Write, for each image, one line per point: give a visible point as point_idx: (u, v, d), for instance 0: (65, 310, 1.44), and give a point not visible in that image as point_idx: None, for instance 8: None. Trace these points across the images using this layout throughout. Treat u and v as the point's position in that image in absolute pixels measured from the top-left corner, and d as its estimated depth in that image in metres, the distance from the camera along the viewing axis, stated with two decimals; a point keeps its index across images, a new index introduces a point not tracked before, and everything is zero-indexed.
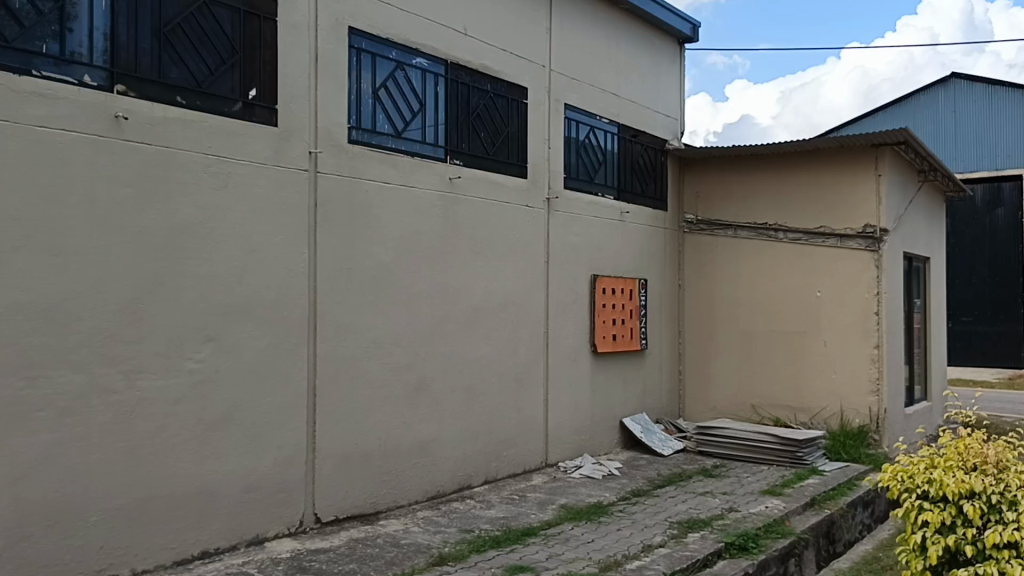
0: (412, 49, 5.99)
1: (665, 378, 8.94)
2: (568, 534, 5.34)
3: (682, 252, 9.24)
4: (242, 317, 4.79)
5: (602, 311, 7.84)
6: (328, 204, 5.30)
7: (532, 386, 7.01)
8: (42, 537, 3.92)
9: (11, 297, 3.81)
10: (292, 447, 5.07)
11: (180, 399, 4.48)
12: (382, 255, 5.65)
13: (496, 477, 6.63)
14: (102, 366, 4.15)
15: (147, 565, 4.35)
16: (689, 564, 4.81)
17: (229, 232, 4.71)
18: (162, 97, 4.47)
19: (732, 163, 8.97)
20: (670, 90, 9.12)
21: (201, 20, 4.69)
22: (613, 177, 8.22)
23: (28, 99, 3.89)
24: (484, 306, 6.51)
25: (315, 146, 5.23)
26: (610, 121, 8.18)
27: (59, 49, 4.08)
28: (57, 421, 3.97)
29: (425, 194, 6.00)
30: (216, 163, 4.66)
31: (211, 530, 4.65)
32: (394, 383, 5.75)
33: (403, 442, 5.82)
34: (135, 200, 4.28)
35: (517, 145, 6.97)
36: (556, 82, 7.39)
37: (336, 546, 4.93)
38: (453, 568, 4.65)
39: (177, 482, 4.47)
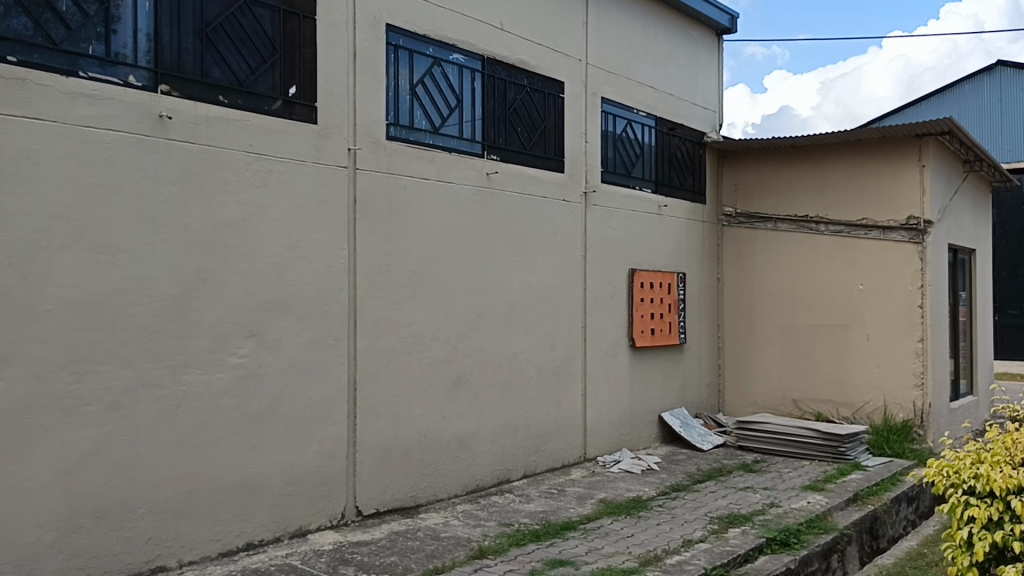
0: (449, 45, 6.01)
1: (704, 373, 8.88)
2: (608, 529, 5.33)
3: (721, 246, 9.16)
4: (284, 312, 4.85)
5: (641, 305, 7.80)
6: (367, 201, 5.34)
7: (571, 381, 7.01)
8: (92, 529, 4.02)
9: (61, 294, 3.90)
10: (333, 441, 5.13)
11: (225, 393, 4.56)
12: (420, 250, 5.68)
13: (534, 471, 6.64)
14: (149, 361, 4.23)
15: (194, 556, 4.43)
16: (730, 559, 4.78)
17: (271, 229, 4.78)
18: (203, 96, 4.54)
19: (771, 156, 8.88)
20: (708, 83, 9.05)
21: (242, 19, 4.75)
22: (650, 170, 8.18)
23: (74, 100, 3.97)
24: (522, 301, 6.52)
25: (353, 143, 5.28)
26: (647, 114, 8.15)
27: (104, 50, 4.15)
28: (106, 415, 4.07)
29: (463, 189, 6.02)
30: (257, 161, 4.72)
31: (256, 522, 4.72)
32: (433, 378, 5.79)
33: (443, 436, 5.86)
34: (180, 198, 4.36)
35: (555, 140, 6.97)
36: (594, 76, 7.37)
37: (377, 539, 4.98)
38: (493, 561, 4.67)
39: (222, 475, 4.55)
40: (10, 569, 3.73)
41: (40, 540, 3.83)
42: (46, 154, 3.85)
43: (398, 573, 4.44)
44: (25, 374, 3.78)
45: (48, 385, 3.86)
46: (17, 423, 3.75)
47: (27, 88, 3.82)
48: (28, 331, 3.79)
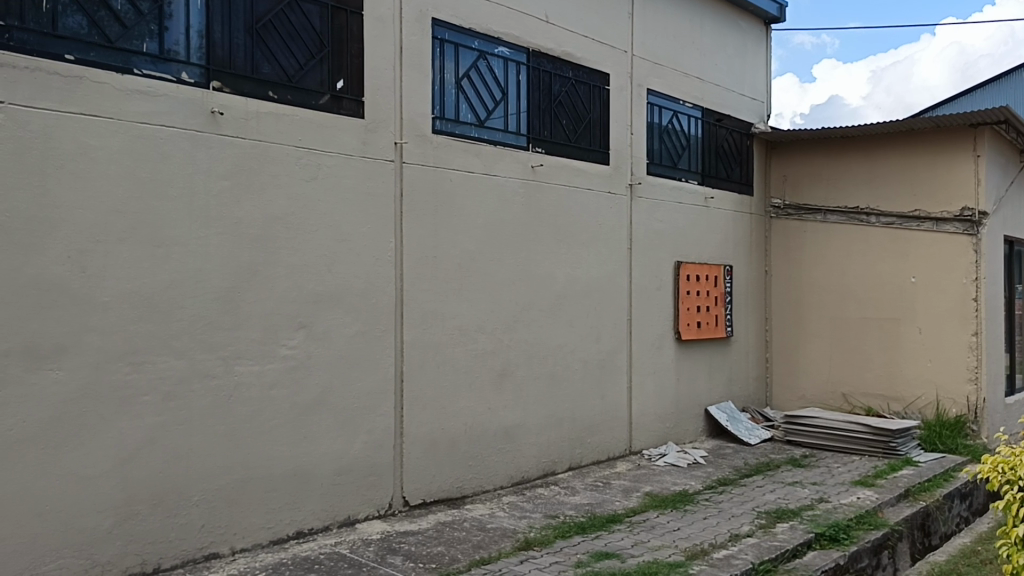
0: (494, 38, 6.02)
1: (752, 366, 8.79)
2: (653, 522, 5.32)
3: (769, 238, 9.05)
4: (332, 304, 4.92)
5: (687, 298, 7.75)
6: (413, 194, 5.38)
7: (616, 373, 7.00)
8: (148, 515, 4.12)
9: (118, 286, 4.00)
10: (381, 432, 5.19)
11: (276, 384, 4.64)
12: (465, 242, 5.71)
13: (580, 464, 6.65)
14: (203, 352, 4.33)
15: (246, 543, 4.53)
16: (777, 554, 4.74)
17: (320, 222, 4.85)
18: (254, 92, 4.61)
19: (821, 146, 8.74)
20: (756, 73, 8.94)
21: (290, 15, 4.82)
22: (697, 162, 8.11)
23: (130, 97, 4.07)
24: (567, 293, 6.52)
25: (400, 137, 5.32)
26: (693, 105, 8.08)
27: (157, 48, 4.24)
28: (161, 404, 4.17)
29: (508, 182, 6.03)
30: (307, 155, 4.79)
31: (306, 511, 4.81)
32: (479, 370, 5.82)
33: (489, 428, 5.89)
34: (232, 192, 4.44)
35: (600, 132, 6.95)
36: (640, 67, 7.33)
37: (424, 529, 5.04)
38: (539, 552, 4.69)
39: (273, 464, 4.64)
40: (70, 554, 3.85)
41: (99, 526, 3.95)
42: (103, 150, 3.95)
43: (444, 562, 4.48)
44: (84, 365, 3.89)
45: (106, 375, 3.96)
46: (76, 411, 3.86)
47: (85, 86, 3.91)
48: (87, 322, 3.90)
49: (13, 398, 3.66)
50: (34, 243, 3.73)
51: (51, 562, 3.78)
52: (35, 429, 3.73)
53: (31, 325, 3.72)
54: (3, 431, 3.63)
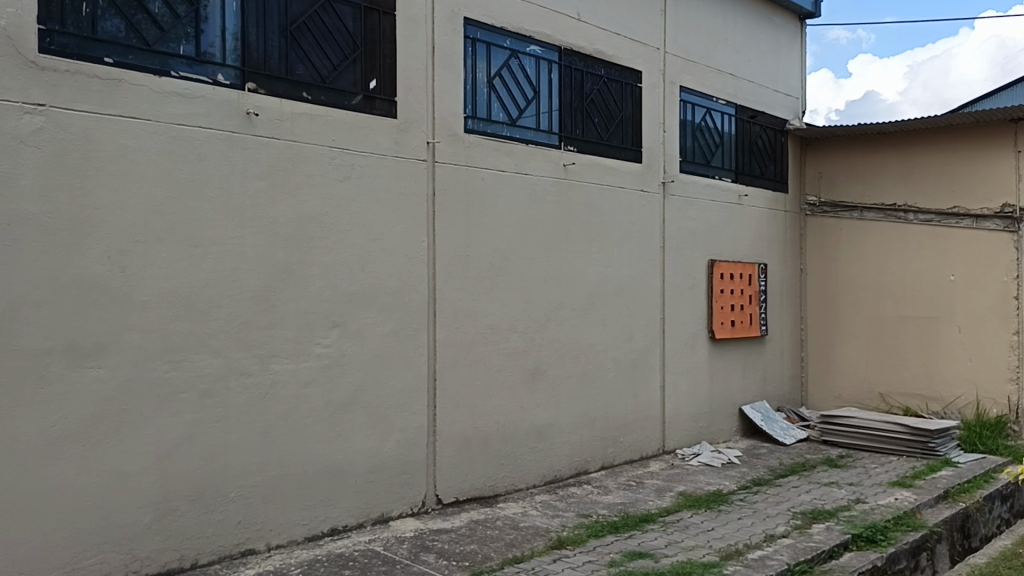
0: (526, 37, 6.02)
1: (787, 366, 8.70)
2: (687, 522, 5.29)
3: (804, 236, 8.95)
4: (366, 303, 4.95)
5: (721, 296, 7.69)
6: (445, 193, 5.40)
7: (649, 372, 6.97)
8: (186, 511, 4.18)
9: (157, 286, 4.06)
10: (414, 430, 5.22)
11: (310, 382, 4.68)
12: (497, 241, 5.72)
13: (613, 463, 6.63)
14: (239, 351, 4.38)
15: (281, 540, 4.58)
16: (814, 555, 4.69)
17: (353, 222, 4.88)
18: (288, 93, 4.66)
19: (857, 143, 8.63)
20: (791, 69, 8.84)
21: (324, 17, 4.86)
22: (730, 159, 8.04)
23: (168, 99, 4.13)
24: (599, 292, 6.50)
25: (432, 137, 5.34)
26: (727, 102, 8.01)
27: (194, 50, 4.30)
28: (199, 402, 4.22)
29: (540, 180, 6.03)
30: (340, 155, 4.83)
31: (340, 508, 4.84)
32: (511, 369, 5.82)
33: (521, 426, 5.89)
34: (267, 192, 4.49)
35: (632, 130, 6.92)
36: (673, 64, 7.29)
37: (457, 527, 5.05)
38: (572, 551, 4.68)
39: (308, 461, 4.68)
40: (110, 549, 3.92)
41: (138, 522, 4.01)
42: (142, 152, 4.01)
43: (478, 560, 4.49)
44: (123, 363, 3.95)
45: (145, 373, 4.03)
46: (115, 409, 3.92)
47: (124, 88, 3.97)
48: (127, 321, 3.97)
49: (55, 396, 3.73)
50: (75, 243, 3.79)
51: (92, 556, 3.85)
52: (77, 426, 3.80)
53: (72, 324, 3.79)
54: (45, 428, 3.70)
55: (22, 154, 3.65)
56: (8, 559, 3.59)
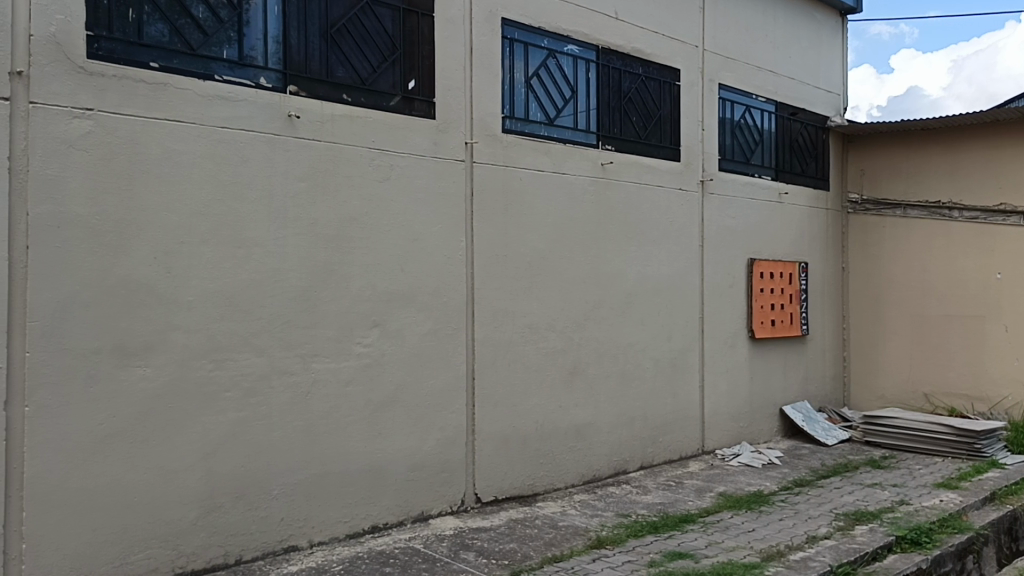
0: (564, 36, 6.03)
1: (829, 366, 8.58)
2: (728, 523, 5.25)
3: (846, 234, 8.79)
4: (405, 303, 4.99)
5: (761, 295, 7.62)
6: (483, 193, 5.42)
7: (689, 372, 6.93)
8: (231, 507, 4.26)
9: (202, 286, 4.13)
10: (453, 429, 5.25)
11: (351, 381, 4.73)
12: (536, 241, 5.73)
13: (652, 463, 6.61)
14: (282, 350, 4.44)
15: (323, 537, 4.64)
16: (857, 557, 4.63)
17: (392, 222, 4.92)
18: (329, 95, 4.72)
19: (900, 139, 8.49)
20: (833, 66, 8.73)
21: (364, 19, 4.91)
22: (771, 157, 7.96)
23: (212, 102, 4.20)
24: (638, 291, 6.48)
25: (471, 137, 5.37)
26: (767, 99, 7.93)
27: (236, 54, 4.36)
28: (243, 401, 4.29)
29: (578, 180, 6.03)
30: (380, 156, 4.88)
31: (381, 506, 4.89)
32: (549, 368, 5.83)
33: (560, 426, 5.90)
34: (309, 193, 4.55)
35: (671, 128, 6.89)
36: (712, 62, 7.24)
37: (497, 525, 5.08)
38: (611, 551, 4.67)
39: (349, 459, 4.74)
40: (158, 544, 4.00)
41: (184, 518, 4.09)
42: (187, 155, 4.09)
43: (517, 559, 4.51)
44: (169, 362, 4.03)
45: (190, 372, 4.10)
46: (161, 406, 4.00)
47: (169, 92, 4.05)
48: (173, 321, 4.04)
49: (104, 395, 3.82)
50: (122, 245, 3.88)
51: (140, 552, 3.94)
52: (124, 424, 3.88)
53: (120, 324, 3.87)
54: (94, 425, 3.79)
55: (71, 158, 3.73)
56: (59, 553, 3.68)
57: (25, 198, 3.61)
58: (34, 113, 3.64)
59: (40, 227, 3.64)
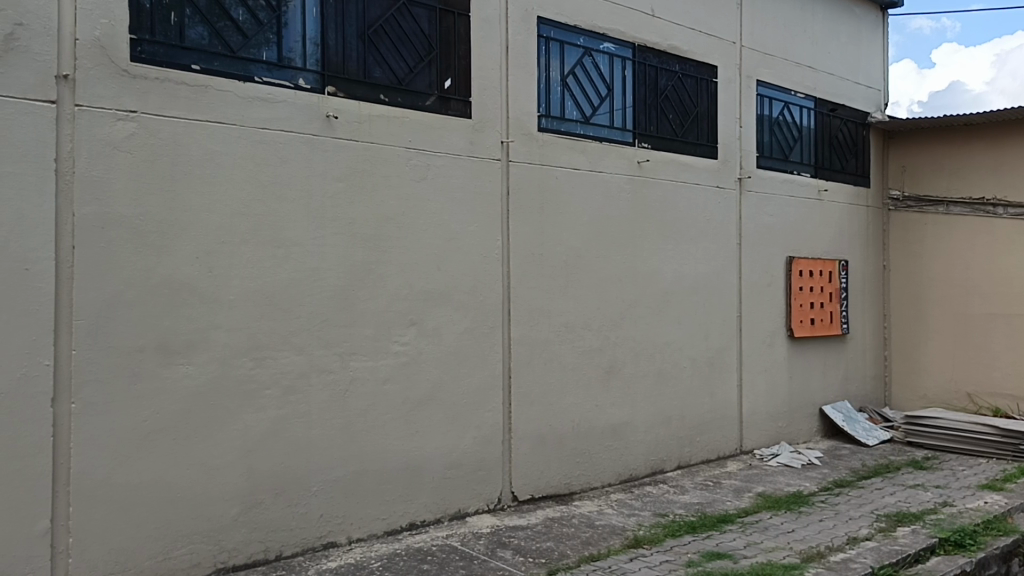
0: (599, 34, 6.02)
1: (869, 365, 8.46)
2: (767, 523, 5.20)
3: (887, 232, 8.67)
4: (442, 302, 5.01)
5: (800, 293, 7.54)
6: (519, 192, 5.43)
7: (726, 371, 6.87)
8: (271, 504, 4.31)
9: (242, 286, 4.19)
10: (490, 427, 5.26)
11: (388, 379, 4.77)
12: (572, 239, 5.72)
13: (690, 462, 6.57)
14: (320, 349, 4.49)
15: (362, 533, 4.68)
16: (899, 558, 4.56)
17: (429, 222, 4.95)
18: (367, 96, 4.75)
19: (943, 135, 8.35)
20: (873, 60, 8.61)
21: (401, 20, 4.94)
22: (809, 154, 7.88)
23: (252, 103, 4.25)
24: (674, 290, 6.44)
25: (507, 136, 5.37)
26: (806, 96, 7.85)
27: (276, 56, 4.42)
28: (283, 398, 4.34)
29: (615, 178, 6.01)
30: (416, 155, 4.90)
31: (418, 504, 4.92)
32: (586, 367, 5.82)
33: (596, 425, 5.89)
34: (347, 193, 4.59)
35: (708, 125, 6.84)
36: (750, 58, 7.17)
37: (533, 524, 5.08)
38: (649, 551, 4.66)
39: (387, 457, 4.77)
40: (200, 539, 4.07)
41: (225, 514, 4.15)
42: (228, 156, 4.14)
43: (554, 557, 4.51)
44: (211, 360, 4.09)
45: (232, 370, 4.16)
46: (204, 404, 4.07)
47: (210, 94, 4.10)
48: (215, 320, 4.10)
49: (148, 392, 3.89)
50: (165, 245, 3.94)
51: (183, 547, 4.00)
52: (166, 421, 3.94)
53: (163, 323, 3.94)
54: (138, 423, 3.86)
55: (115, 160, 3.80)
56: (104, 548, 3.75)
57: (70, 199, 3.68)
58: (79, 115, 3.71)
59: (85, 228, 3.71)
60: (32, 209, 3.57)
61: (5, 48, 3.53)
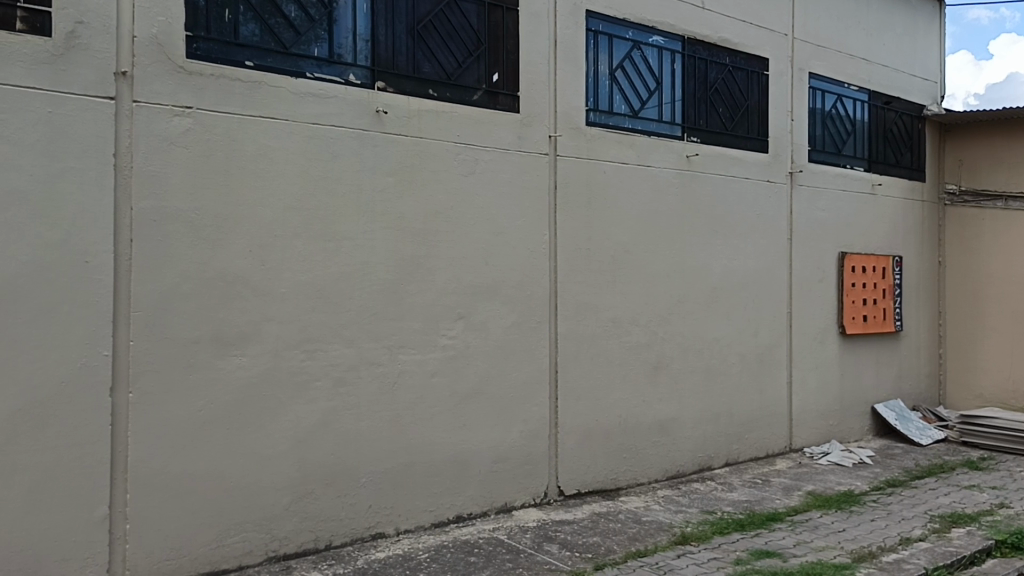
0: (648, 27, 5.98)
1: (924, 363, 8.29)
2: (817, 522, 5.13)
3: (943, 227, 8.47)
4: (489, 296, 5.03)
5: (853, 290, 7.41)
6: (567, 186, 5.42)
7: (776, 368, 6.79)
8: (322, 493, 4.38)
9: (294, 279, 4.25)
10: (536, 422, 5.27)
11: (436, 372, 4.80)
12: (620, 234, 5.69)
13: (738, 460, 6.51)
14: (370, 342, 4.53)
15: (409, 525, 4.72)
16: (954, 560, 4.47)
17: (477, 216, 4.96)
18: (416, 91, 4.79)
19: (1001, 127, 8.13)
20: (931, 52, 8.42)
21: (450, 15, 4.97)
22: (863, 148, 7.73)
23: (303, 99, 4.30)
24: (723, 286, 6.38)
25: (555, 131, 5.37)
26: (860, 88, 7.70)
27: (327, 52, 4.47)
28: (333, 389, 4.40)
29: (663, 173, 5.96)
30: (465, 150, 4.92)
31: (465, 496, 4.95)
32: (633, 362, 5.80)
33: (644, 420, 5.86)
34: (396, 188, 4.63)
35: (759, 119, 6.75)
36: (803, 50, 7.05)
37: (580, 519, 5.08)
38: (696, 547, 4.63)
39: (435, 450, 4.81)
40: (253, 528, 4.14)
41: (277, 503, 4.22)
42: (280, 151, 4.20)
43: (601, 553, 4.51)
44: (264, 352, 4.16)
45: (284, 362, 4.23)
46: (256, 396, 4.14)
47: (263, 90, 4.16)
48: (267, 312, 4.17)
49: (202, 382, 3.97)
50: (220, 238, 4.01)
51: (236, 535, 4.08)
52: (220, 411, 4.02)
53: (217, 315, 4.01)
54: (193, 412, 3.94)
55: (172, 155, 3.88)
56: (160, 535, 3.85)
57: (129, 193, 3.77)
58: (137, 111, 3.79)
59: (143, 222, 3.80)
60: (91, 203, 3.67)
61: (66, 46, 3.62)
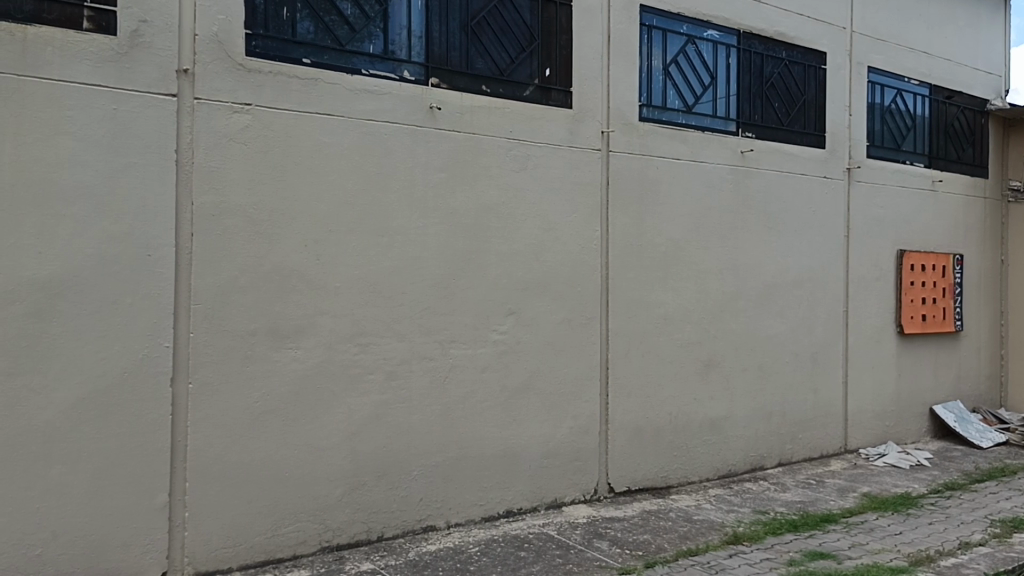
0: (703, 22, 5.93)
1: (985, 364, 8.08)
2: (872, 524, 5.04)
3: (1006, 225, 8.24)
4: (540, 292, 5.03)
5: (912, 288, 7.26)
6: (619, 182, 5.40)
7: (832, 367, 6.68)
8: (373, 486, 4.43)
9: (348, 273, 4.30)
10: (587, 418, 5.26)
11: (486, 367, 4.82)
12: (671, 230, 5.65)
13: (792, 460, 6.42)
14: (421, 336, 4.57)
15: (459, 518, 4.75)
16: (1015, 566, 4.36)
17: (529, 212, 4.97)
18: (468, 87, 4.81)
19: None
20: (995, 45, 8.19)
21: (503, 10, 4.98)
22: (924, 143, 7.56)
23: (358, 95, 4.34)
24: (778, 283, 6.29)
25: (608, 126, 5.35)
26: (921, 83, 7.53)
27: (381, 49, 4.51)
28: (385, 383, 4.45)
29: (716, 168, 5.90)
30: (517, 146, 4.93)
31: (514, 491, 4.96)
32: (684, 360, 5.75)
33: (695, 419, 5.81)
34: (449, 183, 4.65)
35: (817, 114, 6.64)
36: (862, 43, 6.92)
37: (630, 516, 5.06)
38: (749, 547, 4.58)
39: (485, 444, 4.83)
40: (307, 518, 4.21)
41: (331, 494, 4.29)
42: (335, 147, 4.25)
43: (651, 550, 4.49)
44: (318, 345, 4.22)
45: (337, 355, 4.28)
46: (310, 388, 4.20)
47: (319, 86, 4.22)
48: (321, 306, 4.23)
49: (259, 373, 4.04)
50: (276, 233, 4.08)
51: (290, 525, 4.15)
52: (276, 403, 4.09)
53: (273, 308, 4.08)
54: (249, 403, 4.01)
55: (231, 150, 3.95)
56: (218, 522, 3.93)
57: (189, 188, 3.85)
58: (198, 108, 3.87)
59: (202, 216, 3.87)
60: (154, 198, 3.76)
61: (130, 44, 3.71)
